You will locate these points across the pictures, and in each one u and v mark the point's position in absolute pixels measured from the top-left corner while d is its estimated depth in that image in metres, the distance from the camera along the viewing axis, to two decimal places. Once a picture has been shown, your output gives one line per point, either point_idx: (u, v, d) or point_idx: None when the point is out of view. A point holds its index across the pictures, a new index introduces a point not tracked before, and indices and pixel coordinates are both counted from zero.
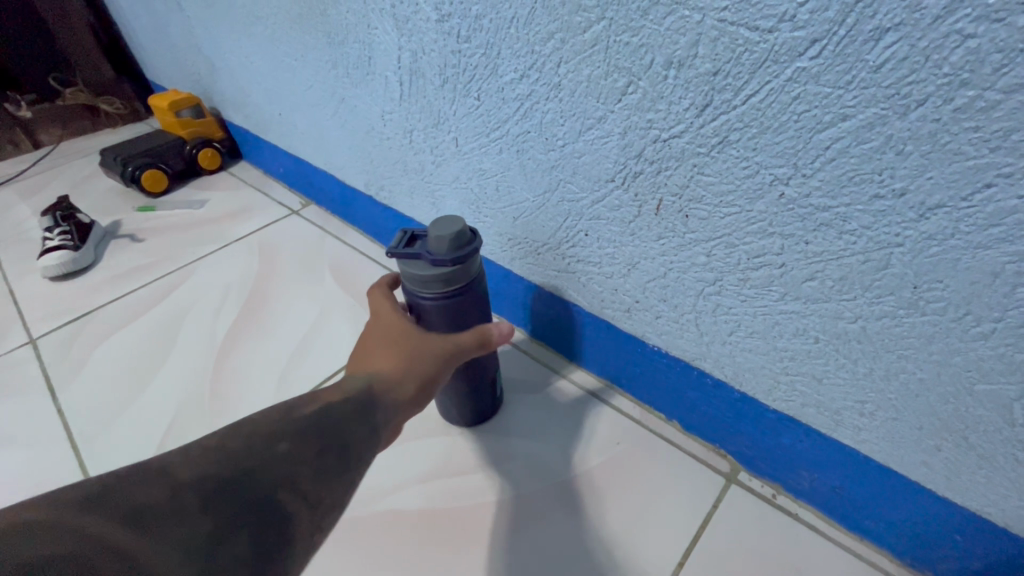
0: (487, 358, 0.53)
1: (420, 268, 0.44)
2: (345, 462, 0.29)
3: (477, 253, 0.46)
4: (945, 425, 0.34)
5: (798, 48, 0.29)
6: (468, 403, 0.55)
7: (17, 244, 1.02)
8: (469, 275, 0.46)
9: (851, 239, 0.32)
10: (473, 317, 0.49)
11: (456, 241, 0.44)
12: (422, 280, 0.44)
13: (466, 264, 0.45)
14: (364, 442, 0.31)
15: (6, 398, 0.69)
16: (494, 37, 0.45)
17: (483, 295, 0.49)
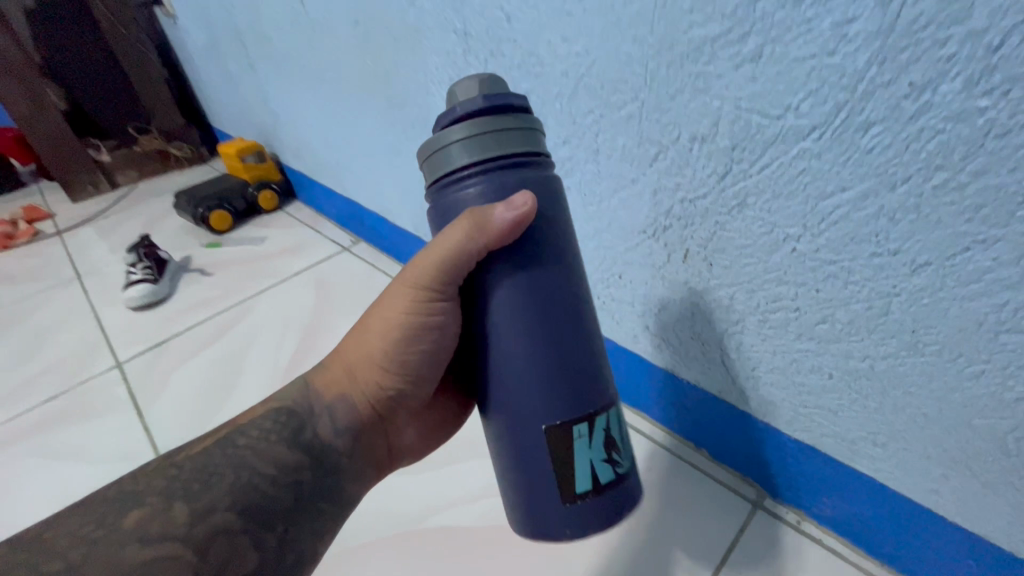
0: (574, 386, 0.37)
1: (443, 135, 0.35)
2: (239, 508, 0.38)
3: (521, 122, 0.35)
4: (950, 455, 0.38)
5: (802, 132, 0.34)
6: (529, 451, 0.37)
7: (102, 277, 1.14)
8: (506, 146, 0.35)
9: (856, 289, 0.37)
10: (532, 281, 0.36)
11: (487, 97, 0.35)
12: (443, 154, 0.36)
13: (500, 129, 0.34)
14: (274, 482, 0.40)
15: (100, 416, 0.78)
16: (540, 109, 0.52)
17: (547, 234, 0.37)
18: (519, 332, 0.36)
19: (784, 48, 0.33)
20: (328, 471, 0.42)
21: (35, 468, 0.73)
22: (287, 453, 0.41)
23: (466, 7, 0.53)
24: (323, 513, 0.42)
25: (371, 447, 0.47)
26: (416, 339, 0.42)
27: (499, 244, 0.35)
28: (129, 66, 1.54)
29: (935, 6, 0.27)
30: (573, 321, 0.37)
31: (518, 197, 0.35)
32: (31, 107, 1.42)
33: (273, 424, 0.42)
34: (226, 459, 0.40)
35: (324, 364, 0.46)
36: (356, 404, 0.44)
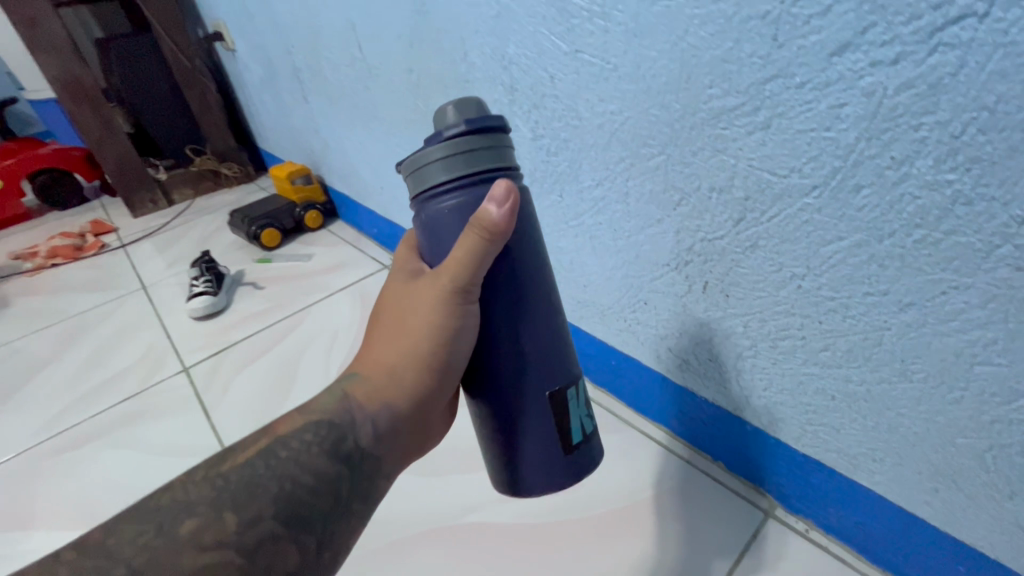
0: (551, 359, 0.46)
1: (427, 154, 0.41)
2: (283, 517, 0.37)
3: (494, 133, 0.41)
4: (938, 470, 0.43)
5: (805, 190, 0.41)
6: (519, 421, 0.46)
7: (165, 288, 1.24)
8: (480, 159, 0.40)
9: (853, 322, 0.43)
10: (515, 273, 0.44)
11: (465, 117, 0.41)
12: (424, 170, 0.42)
13: (477, 143, 0.40)
14: (315, 490, 0.39)
15: (171, 415, 0.87)
16: (577, 155, 0.59)
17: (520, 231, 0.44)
18: (509, 316, 0.44)
19: (789, 121, 0.39)
20: (365, 476, 0.42)
21: (115, 460, 0.82)
22: (328, 461, 0.40)
23: (513, 65, 0.60)
24: (359, 516, 0.41)
25: (409, 449, 0.46)
26: (456, 338, 0.43)
27: (505, 239, 0.41)
28: (192, 96, 1.66)
29: (910, 100, 0.33)
30: (547, 305, 0.46)
31: (502, 188, 0.40)
32: (103, 131, 1.55)
33: (313, 433, 0.41)
34: (268, 470, 0.39)
35: (357, 373, 0.45)
36: (398, 410, 0.44)
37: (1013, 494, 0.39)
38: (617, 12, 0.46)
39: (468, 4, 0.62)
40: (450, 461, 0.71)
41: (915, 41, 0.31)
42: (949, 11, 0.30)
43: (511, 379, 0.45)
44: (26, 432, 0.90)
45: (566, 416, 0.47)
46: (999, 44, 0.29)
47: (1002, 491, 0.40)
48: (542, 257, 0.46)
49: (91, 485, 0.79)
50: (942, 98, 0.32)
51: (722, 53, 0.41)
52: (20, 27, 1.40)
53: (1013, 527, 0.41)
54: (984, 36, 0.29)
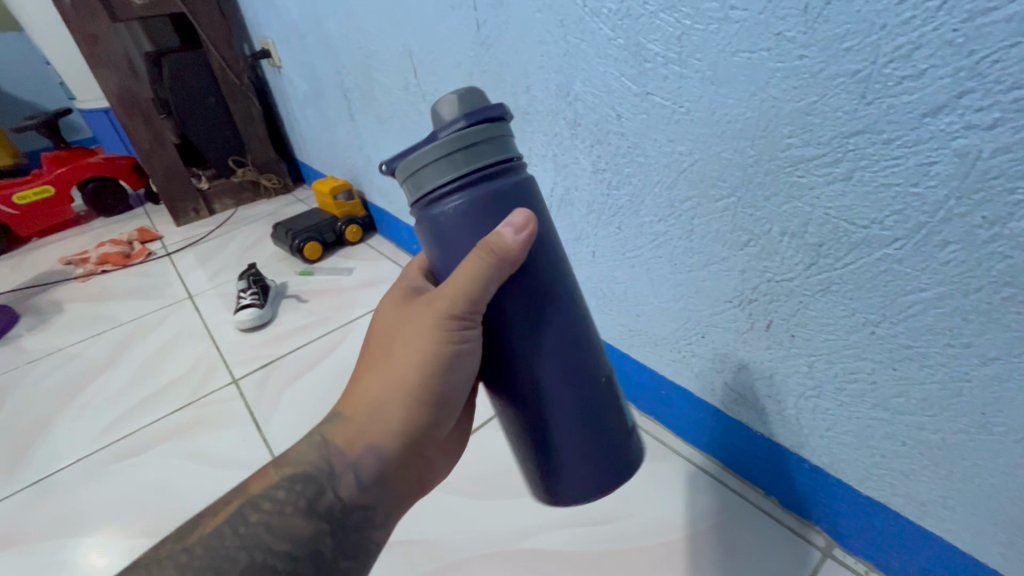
0: (585, 362, 0.46)
1: (422, 154, 0.41)
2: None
3: (493, 126, 0.40)
4: (1016, 522, 0.43)
5: (885, 241, 0.41)
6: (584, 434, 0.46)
7: (211, 299, 1.28)
8: (483, 154, 0.40)
9: (930, 371, 0.43)
10: (543, 281, 0.44)
11: (462, 115, 0.40)
12: (428, 170, 0.41)
13: (475, 139, 0.40)
14: (292, 556, 0.42)
15: (224, 427, 0.89)
16: (639, 191, 0.60)
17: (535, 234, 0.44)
18: (542, 324, 0.44)
19: (873, 174, 0.40)
20: (350, 530, 0.45)
21: (171, 470, 0.84)
22: (305, 523, 0.43)
23: (578, 102, 0.62)
24: (347, 570, 0.44)
25: (405, 489, 0.48)
26: (450, 369, 0.45)
27: (516, 264, 0.41)
28: (236, 110, 1.72)
29: (1006, 163, 0.34)
30: (576, 309, 0.46)
31: (522, 217, 0.41)
32: (153, 143, 1.62)
33: (287, 493, 0.44)
34: (239, 540, 0.41)
35: (341, 417, 0.47)
36: (386, 453, 0.46)
37: None
38: (694, 60, 0.48)
39: (535, 41, 0.64)
40: (500, 485, 0.72)
41: (1014, 110, 0.32)
42: None
43: (547, 388, 0.45)
44: (84, 439, 0.94)
45: (605, 417, 0.48)
46: None
47: None
48: (566, 263, 0.46)
49: (149, 493, 0.81)
50: None
51: (804, 105, 0.42)
52: (83, 45, 1.46)
53: None
54: None
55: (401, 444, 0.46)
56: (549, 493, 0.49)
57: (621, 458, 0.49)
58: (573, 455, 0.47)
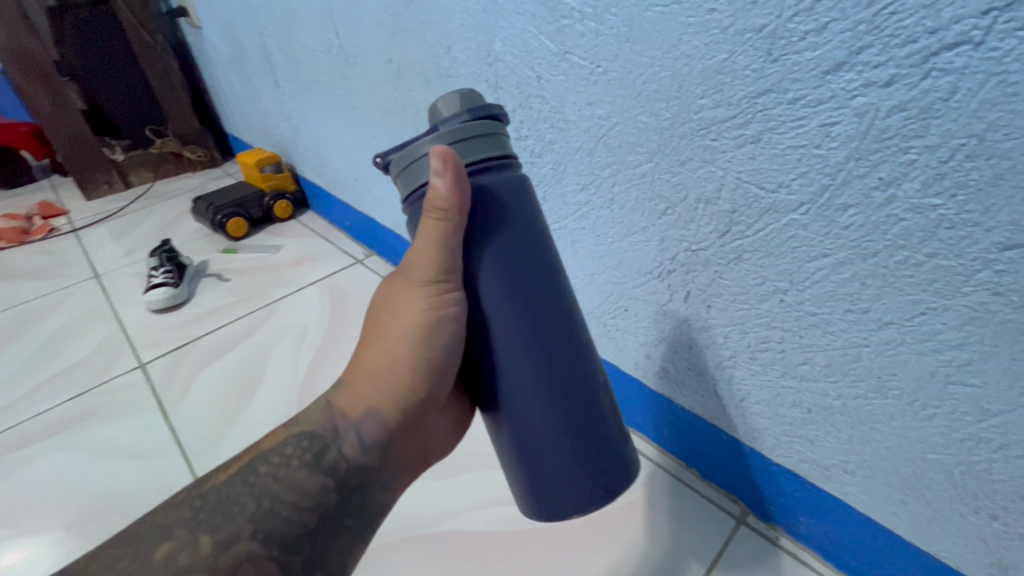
0: (568, 349, 0.41)
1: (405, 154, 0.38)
2: (263, 537, 0.39)
3: (489, 124, 0.38)
4: (908, 484, 0.43)
5: (792, 207, 0.41)
6: (568, 415, 0.41)
7: (121, 277, 1.18)
8: (483, 147, 0.38)
9: (833, 337, 0.43)
10: (512, 254, 0.39)
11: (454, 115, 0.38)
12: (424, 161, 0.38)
13: (460, 136, 0.37)
14: (297, 506, 0.40)
15: (126, 414, 0.82)
16: (562, 158, 0.58)
17: (515, 208, 0.39)
18: (517, 305, 0.39)
19: (780, 136, 0.39)
20: (356, 487, 0.43)
21: (65, 462, 0.77)
22: (311, 476, 0.41)
23: (498, 62, 0.58)
24: (350, 530, 0.42)
25: (407, 454, 0.46)
26: (438, 337, 0.40)
27: (463, 208, 0.37)
28: (152, 74, 1.58)
29: (901, 122, 0.33)
30: (560, 291, 0.41)
31: (438, 157, 0.36)
32: (54, 107, 1.47)
33: (294, 448, 0.42)
34: (247, 488, 0.40)
35: (343, 380, 0.45)
36: (386, 416, 0.43)
37: (978, 509, 0.40)
38: (609, 15, 0.45)
39: None
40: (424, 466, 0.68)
41: (909, 65, 0.31)
42: (945, 35, 0.30)
43: (512, 358, 0.39)
44: None
45: (592, 397, 0.42)
46: (991, 73, 0.29)
47: (968, 505, 0.40)
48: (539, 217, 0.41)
49: (35, 488, 0.74)
50: (933, 123, 0.32)
51: (715, 63, 0.40)
52: None
53: (976, 540, 0.41)
54: (977, 63, 0.29)
55: (397, 411, 0.44)
56: (534, 499, 0.43)
57: (617, 459, 0.43)
58: (558, 458, 0.41)
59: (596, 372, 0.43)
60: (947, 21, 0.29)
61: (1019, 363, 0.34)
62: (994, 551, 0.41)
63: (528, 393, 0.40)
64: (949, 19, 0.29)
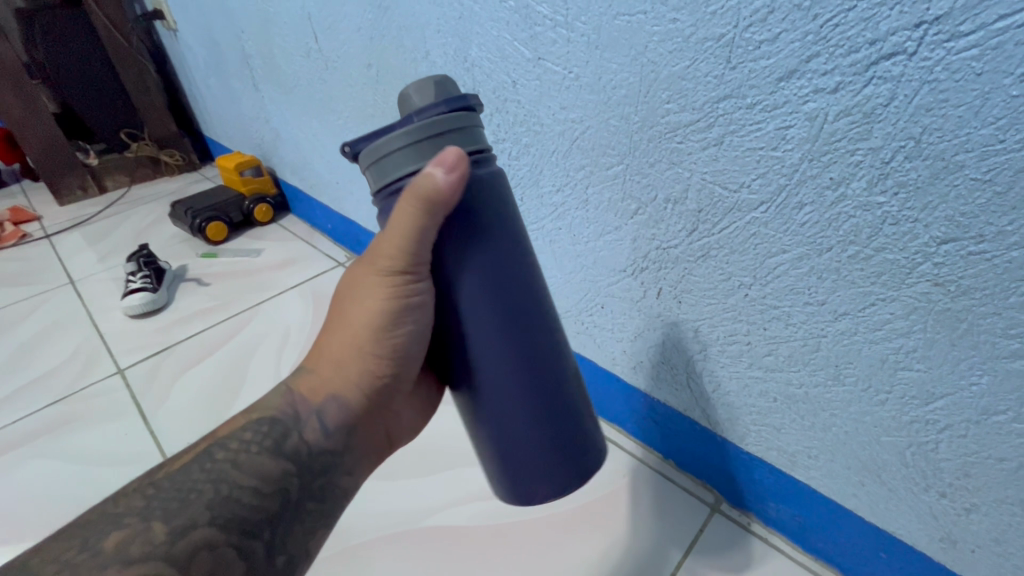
0: (545, 346, 0.42)
1: (386, 144, 0.38)
2: (221, 523, 0.38)
3: (464, 117, 0.38)
4: (865, 466, 0.46)
5: (753, 206, 0.43)
6: (541, 409, 0.43)
7: (97, 283, 1.16)
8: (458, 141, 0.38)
9: (794, 329, 0.45)
10: (493, 252, 0.40)
11: (432, 103, 0.38)
12: (400, 153, 0.37)
13: (443, 128, 0.37)
14: (258, 492, 0.40)
15: (105, 420, 0.82)
16: (538, 161, 0.60)
17: (496, 204, 0.40)
18: (497, 304, 0.40)
19: (740, 139, 0.41)
20: (318, 473, 0.43)
21: (42, 470, 0.76)
22: (272, 461, 0.41)
23: (475, 68, 0.60)
24: (313, 514, 0.42)
25: (371, 439, 0.48)
26: (400, 322, 0.42)
27: (449, 206, 0.37)
28: (128, 78, 1.56)
29: (847, 126, 0.35)
30: (538, 289, 0.42)
31: (448, 157, 0.36)
32: (25, 110, 1.43)
33: (255, 433, 0.42)
34: (205, 475, 0.40)
35: (306, 368, 0.46)
36: (346, 399, 0.45)
37: (928, 487, 0.43)
38: (580, 23, 0.47)
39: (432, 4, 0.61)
40: (408, 464, 0.69)
41: (852, 73, 0.34)
42: (883, 46, 0.32)
43: (490, 352, 0.41)
44: None
45: (564, 392, 0.44)
46: (924, 81, 0.31)
47: (919, 484, 0.43)
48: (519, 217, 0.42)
49: (12, 496, 0.73)
50: (876, 126, 0.34)
51: (679, 70, 0.42)
52: None
53: (928, 517, 0.44)
54: (912, 71, 0.31)
55: (362, 396, 0.45)
56: (509, 488, 0.45)
57: (588, 448, 0.45)
58: (534, 449, 0.43)
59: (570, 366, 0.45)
60: (885, 32, 0.32)
61: (959, 349, 0.36)
62: (943, 527, 0.43)
63: (507, 388, 0.41)
64: (886, 31, 0.32)
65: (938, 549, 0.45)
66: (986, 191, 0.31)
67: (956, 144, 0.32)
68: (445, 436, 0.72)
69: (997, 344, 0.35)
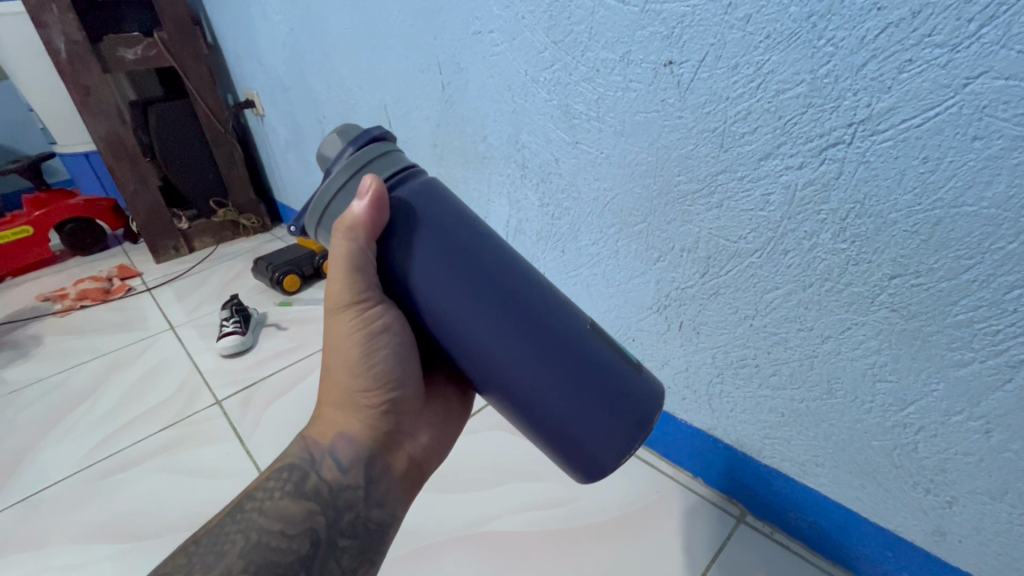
0: (548, 323, 0.45)
1: (320, 202, 0.44)
2: (254, 568, 0.45)
3: (375, 148, 0.44)
4: (863, 469, 0.54)
5: (749, 253, 0.55)
6: (544, 365, 0.45)
7: (192, 329, 1.35)
8: (377, 169, 0.43)
9: (792, 351, 0.56)
10: (443, 240, 0.43)
11: (346, 150, 0.44)
12: (334, 201, 0.43)
13: (362, 163, 0.43)
14: (284, 536, 0.47)
15: (209, 443, 0.96)
16: (576, 221, 0.73)
17: (431, 205, 0.44)
18: (468, 289, 0.43)
19: (735, 203, 0.54)
20: (342, 511, 0.50)
21: (155, 484, 0.89)
22: (293, 505, 0.49)
23: (525, 148, 0.76)
24: (349, 548, 0.49)
25: (396, 467, 0.54)
26: (377, 348, 0.49)
27: (372, 229, 0.42)
28: (219, 155, 1.82)
29: (812, 193, 0.47)
30: (520, 277, 0.46)
31: (364, 188, 0.42)
32: (137, 185, 1.68)
33: (276, 483, 0.50)
34: (236, 526, 0.47)
35: (315, 416, 0.54)
36: (353, 435, 0.51)
37: (916, 484, 0.51)
38: (608, 117, 0.62)
39: (489, 99, 0.77)
40: (464, 479, 0.79)
41: (809, 155, 0.46)
42: (829, 138, 0.44)
43: (474, 331, 0.44)
44: (68, 459, 0.97)
45: (567, 341, 0.45)
46: (860, 163, 0.43)
47: (910, 482, 0.51)
48: (457, 204, 0.45)
49: (134, 504, 0.86)
50: (833, 193, 0.46)
51: (685, 152, 0.56)
52: (75, 94, 1.52)
53: (920, 512, 0.52)
54: (851, 154, 0.44)
55: (367, 425, 0.52)
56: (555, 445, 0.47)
57: (638, 406, 0.47)
58: (559, 406, 0.45)
59: (572, 318, 0.47)
60: (829, 129, 0.44)
61: (918, 362, 0.46)
62: (933, 521, 0.51)
63: (528, 375, 0.45)
64: (830, 128, 0.44)
65: (933, 542, 0.52)
66: (915, 239, 0.42)
67: (889, 206, 0.43)
68: (496, 457, 0.82)
69: (946, 355, 0.44)
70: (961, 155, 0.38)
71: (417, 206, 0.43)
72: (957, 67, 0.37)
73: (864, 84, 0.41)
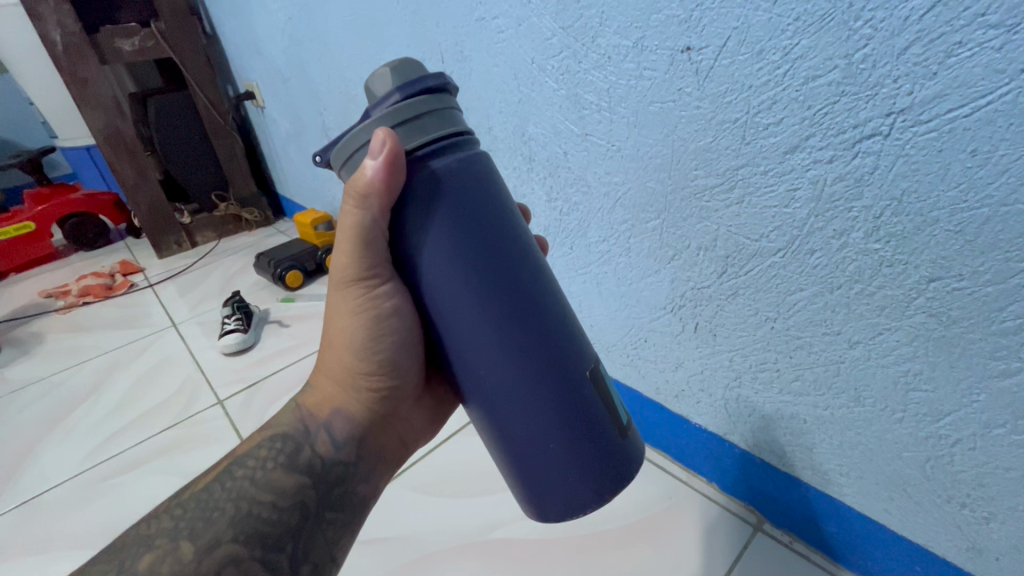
0: (547, 348, 0.42)
1: (351, 140, 0.40)
2: (244, 537, 0.43)
3: (431, 100, 0.39)
4: (891, 481, 0.51)
5: (772, 252, 0.51)
6: (525, 389, 0.42)
7: (194, 326, 1.33)
8: (425, 127, 0.39)
9: (817, 356, 0.52)
10: (461, 231, 0.39)
11: (400, 87, 0.38)
12: (362, 144, 0.39)
13: (412, 113, 0.38)
14: (275, 507, 0.45)
15: (210, 443, 0.94)
16: (586, 217, 0.70)
17: (463, 187, 0.40)
18: (473, 289, 0.40)
19: (758, 199, 0.50)
20: (333, 485, 0.48)
21: (157, 485, 0.88)
22: (285, 477, 0.46)
23: (532, 140, 0.72)
24: (335, 521, 0.47)
25: (382, 446, 0.53)
26: (384, 331, 0.47)
27: (387, 194, 0.39)
28: (221, 148, 1.79)
29: (843, 189, 0.44)
30: (535, 290, 0.42)
31: (379, 142, 0.38)
32: (137, 178, 1.65)
33: (268, 451, 0.48)
34: (225, 494, 0.45)
35: (311, 385, 0.52)
36: (350, 412, 0.50)
37: (950, 498, 0.48)
38: (620, 107, 0.58)
39: (494, 89, 0.74)
40: (470, 483, 0.77)
41: (841, 149, 0.43)
42: (864, 130, 0.41)
43: (469, 332, 0.41)
44: (69, 460, 0.96)
45: (559, 373, 0.42)
46: (898, 156, 0.40)
47: (943, 496, 0.48)
48: (493, 192, 0.41)
49: (135, 507, 0.85)
50: (866, 190, 0.43)
51: (703, 144, 0.52)
52: (72, 87, 1.50)
53: (954, 527, 0.49)
54: (889, 147, 0.40)
55: (366, 407, 0.51)
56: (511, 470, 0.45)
57: (614, 458, 0.45)
58: (527, 434, 0.43)
59: (572, 351, 0.44)
60: (863, 119, 0.41)
61: (957, 370, 0.43)
62: (968, 537, 0.48)
63: (509, 395, 0.42)
64: (865, 118, 0.41)
65: (967, 559, 0.49)
66: (958, 239, 0.39)
67: (930, 203, 0.39)
68: None
69: (989, 364, 0.41)
70: (1017, 147, 0.35)
71: (453, 183, 0.39)
72: (1014, 51, 0.33)
73: (905, 70, 0.38)
